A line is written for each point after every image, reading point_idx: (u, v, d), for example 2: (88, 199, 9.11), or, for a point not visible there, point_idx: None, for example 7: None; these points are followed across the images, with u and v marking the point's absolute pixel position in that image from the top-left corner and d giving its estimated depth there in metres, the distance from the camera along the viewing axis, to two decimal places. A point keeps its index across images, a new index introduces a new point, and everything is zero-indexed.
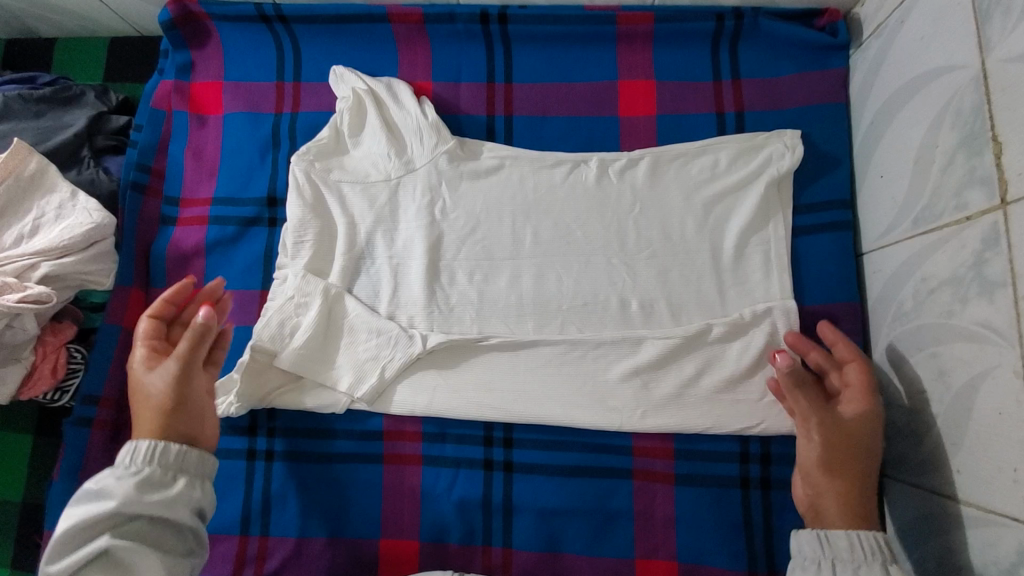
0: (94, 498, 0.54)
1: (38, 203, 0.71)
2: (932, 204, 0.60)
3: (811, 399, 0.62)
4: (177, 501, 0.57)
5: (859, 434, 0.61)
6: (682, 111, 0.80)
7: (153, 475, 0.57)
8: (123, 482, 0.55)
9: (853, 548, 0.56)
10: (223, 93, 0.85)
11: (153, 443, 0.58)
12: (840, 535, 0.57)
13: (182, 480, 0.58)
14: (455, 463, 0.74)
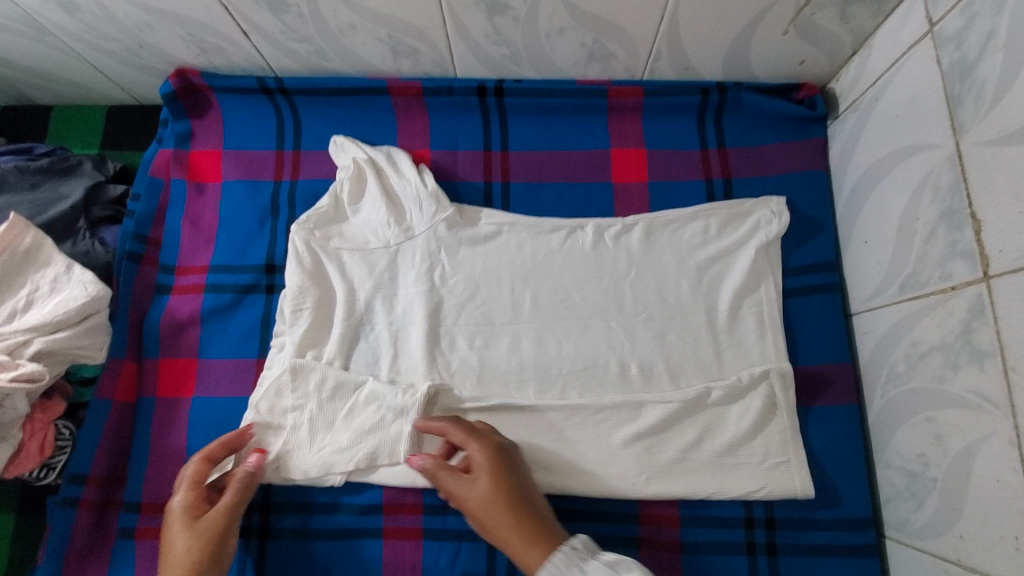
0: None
1: (32, 277, 0.70)
2: (917, 271, 0.62)
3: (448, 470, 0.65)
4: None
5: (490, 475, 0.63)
6: (672, 178, 0.83)
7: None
8: None
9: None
10: (222, 162, 0.86)
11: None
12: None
13: None
14: (458, 536, 0.72)
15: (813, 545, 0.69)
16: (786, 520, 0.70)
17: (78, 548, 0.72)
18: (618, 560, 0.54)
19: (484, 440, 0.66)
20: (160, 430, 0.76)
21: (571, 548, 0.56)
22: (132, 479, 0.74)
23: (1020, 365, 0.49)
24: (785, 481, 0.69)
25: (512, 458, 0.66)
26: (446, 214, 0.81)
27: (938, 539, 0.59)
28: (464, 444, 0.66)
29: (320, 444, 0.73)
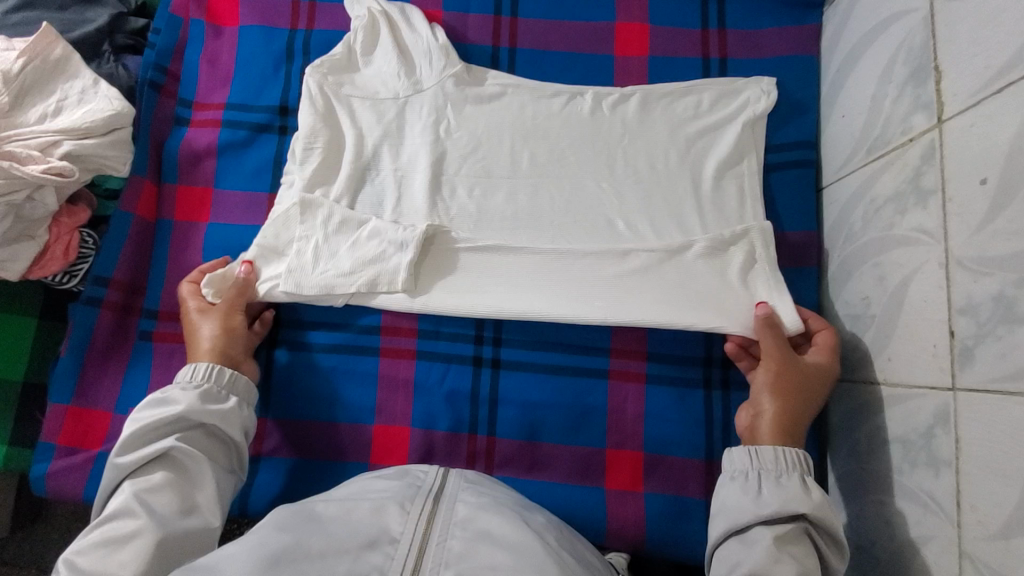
0: (159, 405, 0.66)
1: (61, 86, 0.74)
2: (884, 132, 0.68)
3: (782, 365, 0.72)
4: (229, 417, 0.69)
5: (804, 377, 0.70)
6: (672, 54, 0.87)
7: (210, 390, 0.69)
8: (188, 393, 0.67)
9: (778, 459, 0.64)
10: (240, 6, 0.88)
11: (211, 364, 0.70)
12: (767, 449, 0.65)
13: (234, 398, 0.70)
14: (447, 359, 0.80)
15: None
16: None
17: (101, 343, 0.79)
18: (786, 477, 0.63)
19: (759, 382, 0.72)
20: (177, 248, 0.82)
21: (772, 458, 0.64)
22: (152, 288, 0.81)
23: (956, 195, 0.56)
24: None
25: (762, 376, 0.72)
26: (452, 69, 0.85)
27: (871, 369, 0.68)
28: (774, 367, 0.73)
29: (324, 269, 0.79)
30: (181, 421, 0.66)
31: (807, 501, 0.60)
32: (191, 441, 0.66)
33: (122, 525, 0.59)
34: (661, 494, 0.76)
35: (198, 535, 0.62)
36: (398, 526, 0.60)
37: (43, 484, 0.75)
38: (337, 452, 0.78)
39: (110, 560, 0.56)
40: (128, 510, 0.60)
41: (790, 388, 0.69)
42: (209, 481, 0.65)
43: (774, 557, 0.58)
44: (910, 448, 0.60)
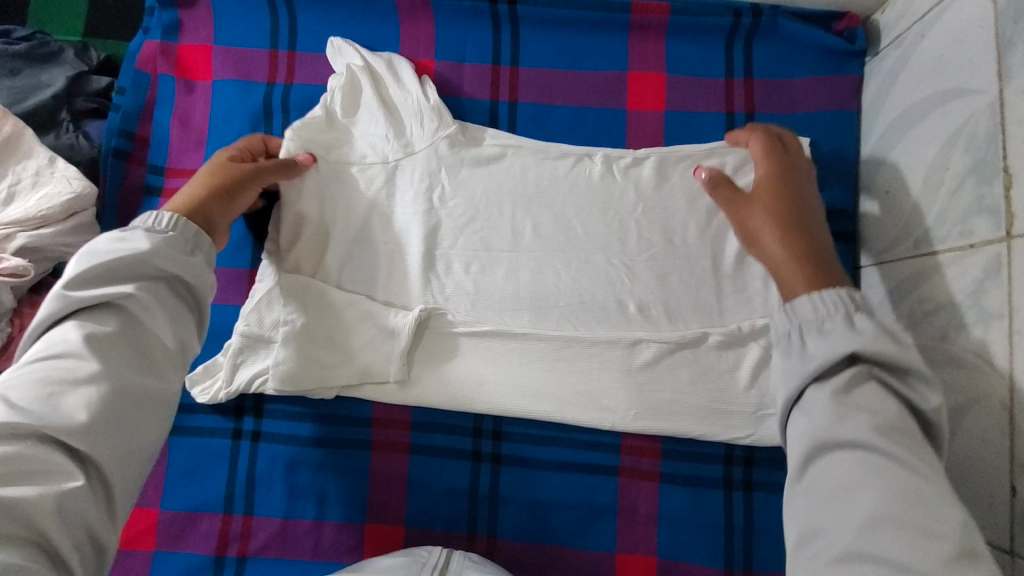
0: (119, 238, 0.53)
1: (13, 168, 0.68)
2: (938, 225, 0.59)
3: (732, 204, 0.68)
4: (196, 272, 0.57)
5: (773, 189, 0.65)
6: (691, 108, 0.78)
7: (180, 238, 0.56)
8: (153, 236, 0.54)
9: (817, 306, 0.51)
10: (213, 58, 0.80)
11: (178, 215, 0.57)
12: (802, 300, 0.52)
13: (201, 256, 0.58)
14: (444, 454, 0.74)
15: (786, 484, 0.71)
16: (765, 459, 0.71)
17: None
18: (824, 318, 0.50)
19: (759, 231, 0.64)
20: None
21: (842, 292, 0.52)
22: None
23: None
24: (773, 429, 0.70)
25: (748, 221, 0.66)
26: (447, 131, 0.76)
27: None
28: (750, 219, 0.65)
29: (313, 359, 0.73)
30: (143, 266, 0.53)
31: (857, 335, 0.47)
32: (155, 294, 0.54)
33: (71, 367, 0.48)
34: None
35: (155, 394, 0.52)
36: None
37: None
38: (328, 553, 0.73)
39: (55, 410, 0.46)
40: (80, 351, 0.49)
41: (773, 181, 0.65)
42: (170, 331, 0.54)
43: (839, 415, 0.46)
44: None
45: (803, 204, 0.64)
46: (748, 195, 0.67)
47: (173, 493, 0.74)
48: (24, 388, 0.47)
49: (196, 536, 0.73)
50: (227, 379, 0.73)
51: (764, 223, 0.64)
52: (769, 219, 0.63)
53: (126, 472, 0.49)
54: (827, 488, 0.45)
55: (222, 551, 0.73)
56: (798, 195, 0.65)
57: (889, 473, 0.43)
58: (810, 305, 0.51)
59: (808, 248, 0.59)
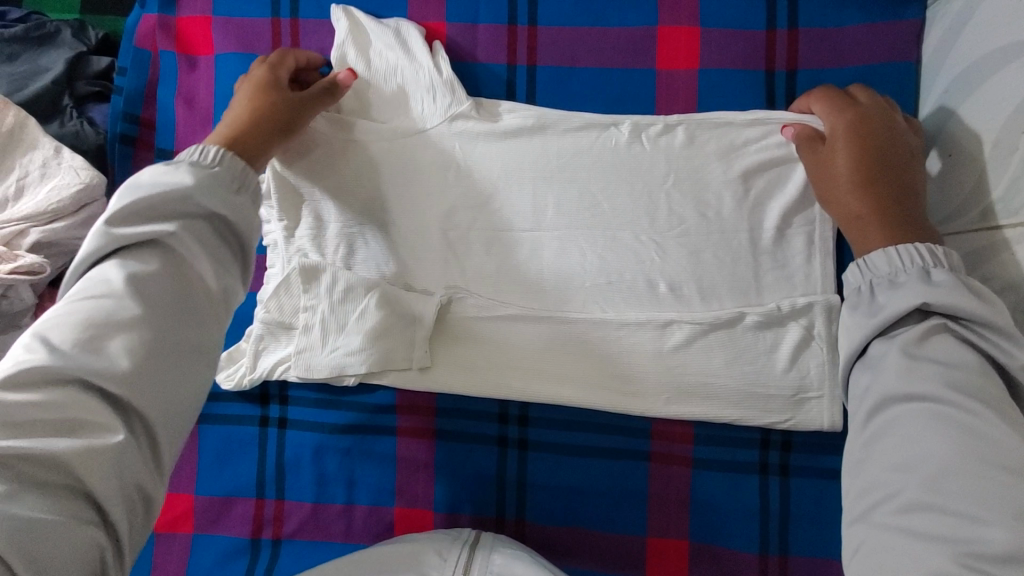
0: (160, 175, 0.51)
1: (21, 161, 0.67)
2: (1009, 197, 0.53)
3: (811, 158, 0.64)
4: (237, 212, 0.53)
5: (859, 137, 0.61)
6: (727, 67, 0.71)
7: (219, 176, 0.53)
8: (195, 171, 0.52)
9: (891, 262, 0.53)
10: (212, 30, 0.75)
11: (222, 150, 0.55)
12: (879, 256, 0.53)
13: (243, 196, 0.54)
14: (469, 440, 0.73)
15: (825, 469, 0.68)
16: (805, 443, 0.68)
17: None
18: (904, 272, 0.52)
19: (839, 183, 0.61)
20: None
21: (927, 252, 0.52)
22: None
23: None
24: (813, 414, 0.67)
25: (827, 177, 0.62)
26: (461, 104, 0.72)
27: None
28: (826, 171, 0.62)
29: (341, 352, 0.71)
30: (185, 203, 0.51)
31: (930, 290, 0.49)
32: (195, 233, 0.51)
33: (114, 309, 0.46)
34: None
35: (196, 340, 0.49)
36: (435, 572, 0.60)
37: None
38: (360, 536, 0.74)
39: (97, 354, 0.44)
40: (122, 293, 0.47)
41: (862, 134, 0.61)
42: (212, 272, 0.50)
43: (907, 367, 0.47)
44: None
45: (894, 161, 0.59)
46: (825, 150, 0.63)
47: (207, 479, 0.76)
48: (68, 324, 0.46)
49: (232, 519, 0.75)
50: (250, 365, 0.73)
51: (845, 178, 0.60)
52: (852, 174, 0.60)
53: (171, 422, 0.47)
54: (892, 437, 0.46)
55: (258, 533, 0.75)
56: (890, 146, 0.60)
57: (953, 422, 0.44)
58: (891, 257, 0.53)
59: (893, 210, 0.57)
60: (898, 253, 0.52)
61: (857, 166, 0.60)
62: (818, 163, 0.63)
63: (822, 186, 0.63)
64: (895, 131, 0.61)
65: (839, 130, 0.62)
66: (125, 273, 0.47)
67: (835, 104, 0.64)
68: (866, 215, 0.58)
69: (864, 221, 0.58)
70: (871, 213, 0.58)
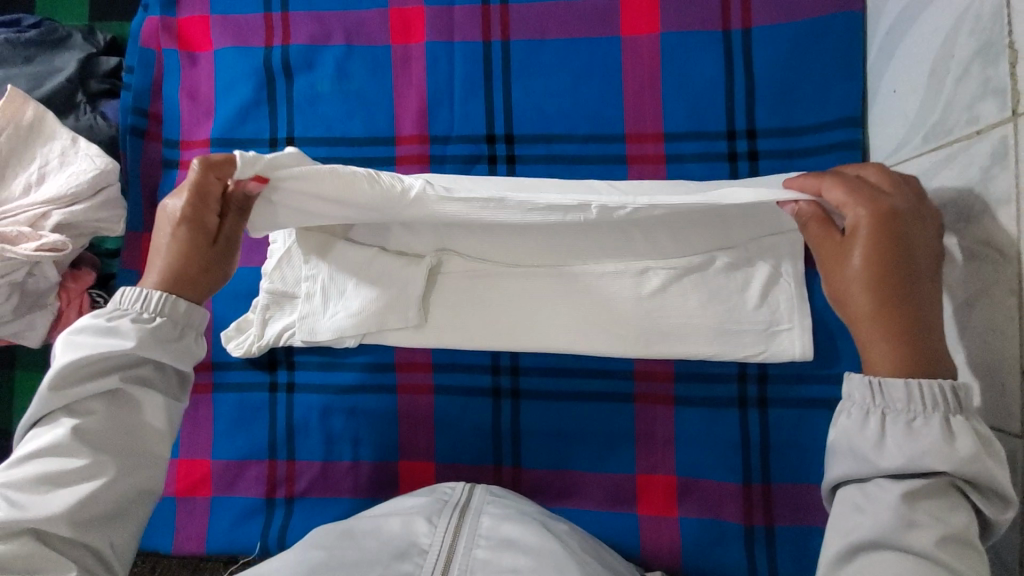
0: (104, 334, 0.55)
1: (41, 151, 0.72)
2: (945, 118, 0.57)
3: (818, 240, 0.55)
4: (182, 357, 0.59)
5: (884, 240, 0.51)
6: (686, 28, 0.76)
7: (162, 326, 0.57)
8: (137, 327, 0.56)
9: (911, 398, 0.48)
10: (211, 27, 0.82)
11: (167, 295, 0.58)
12: (897, 385, 0.48)
13: (190, 336, 0.60)
14: (466, 392, 0.77)
15: (801, 399, 0.72)
16: (780, 375, 0.72)
17: None
18: (920, 411, 0.47)
19: (847, 279, 0.52)
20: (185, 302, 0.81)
21: (947, 392, 0.47)
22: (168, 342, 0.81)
23: None
24: (785, 347, 0.70)
25: (834, 271, 0.54)
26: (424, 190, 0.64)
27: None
28: (837, 264, 0.53)
29: (336, 326, 0.75)
30: (127, 357, 0.56)
31: (947, 448, 0.45)
32: (138, 382, 0.57)
33: (67, 459, 0.53)
34: (697, 518, 0.72)
35: (149, 471, 0.56)
36: (426, 538, 0.62)
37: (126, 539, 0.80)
38: (368, 491, 0.79)
39: (49, 500, 0.51)
40: (69, 446, 0.53)
41: (891, 231, 0.51)
42: (161, 415, 0.57)
43: (904, 519, 0.45)
44: None
45: (919, 264, 0.51)
46: (838, 243, 0.54)
47: (222, 444, 0.81)
48: (19, 478, 0.51)
49: (247, 481, 0.80)
50: (258, 333, 0.78)
51: (861, 278, 0.51)
52: (870, 274, 0.51)
53: (123, 544, 0.55)
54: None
55: (272, 493, 0.80)
56: (918, 259, 0.51)
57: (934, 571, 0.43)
58: (909, 391, 0.48)
59: (911, 327, 0.50)
60: (917, 387, 0.47)
61: (878, 275, 0.51)
62: (823, 250, 0.55)
63: (830, 276, 0.54)
64: (920, 238, 0.52)
65: (866, 231, 0.52)
66: (72, 426, 0.54)
67: (862, 192, 0.53)
68: (874, 332, 0.51)
69: (871, 336, 0.51)
70: (887, 331, 0.50)
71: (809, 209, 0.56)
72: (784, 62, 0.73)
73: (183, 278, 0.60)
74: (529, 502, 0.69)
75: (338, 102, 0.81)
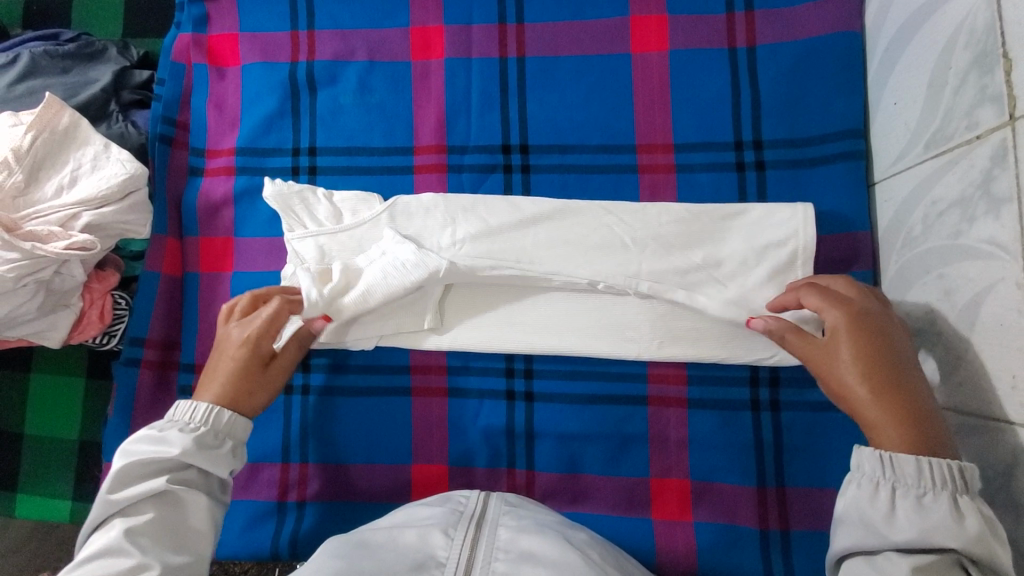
0: (155, 443, 0.60)
1: (74, 156, 0.75)
2: (945, 125, 0.60)
3: (803, 343, 0.62)
4: (223, 464, 0.63)
5: (862, 336, 0.59)
6: (695, 46, 0.80)
7: (206, 435, 0.62)
8: (184, 436, 0.61)
9: (921, 474, 0.51)
10: (239, 43, 0.86)
11: (212, 407, 0.63)
12: (908, 460, 0.51)
13: (230, 444, 0.64)
14: (479, 394, 0.78)
15: (813, 402, 0.72)
16: (791, 379, 0.73)
17: (144, 401, 0.81)
18: (932, 489, 0.50)
19: (842, 375, 0.58)
20: (204, 305, 0.82)
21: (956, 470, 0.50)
22: (186, 342, 0.82)
23: None
24: None
25: (826, 370, 0.60)
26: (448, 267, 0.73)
27: (950, 381, 0.60)
28: (825, 364, 0.60)
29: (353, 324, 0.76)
30: (175, 464, 0.60)
31: (957, 530, 0.48)
32: (183, 485, 0.60)
33: (118, 560, 0.55)
34: (712, 523, 0.72)
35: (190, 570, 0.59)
36: (443, 551, 0.60)
37: None
38: (379, 494, 0.79)
39: None
40: (121, 547, 0.56)
41: (865, 327, 0.59)
42: (203, 516, 0.61)
43: None
44: None
45: (899, 356, 0.57)
46: (823, 342, 0.61)
47: None
48: None
49: (258, 484, 0.80)
50: None
51: (852, 371, 0.58)
52: (861, 368, 0.57)
53: None
54: None
55: (283, 496, 0.79)
56: (897, 351, 0.58)
57: None
58: (919, 470, 0.51)
59: (912, 407, 0.54)
60: (926, 464, 0.51)
61: (866, 366, 0.57)
62: (809, 354, 0.62)
63: (824, 375, 0.60)
64: (898, 335, 0.59)
65: (845, 327, 0.59)
66: (124, 528, 0.57)
67: (834, 297, 0.62)
68: (878, 420, 0.55)
69: (877, 427, 0.55)
70: (893, 417, 0.54)
71: (777, 325, 0.65)
72: (788, 79, 0.77)
73: (235, 396, 0.66)
74: (543, 509, 0.69)
75: (359, 113, 0.84)
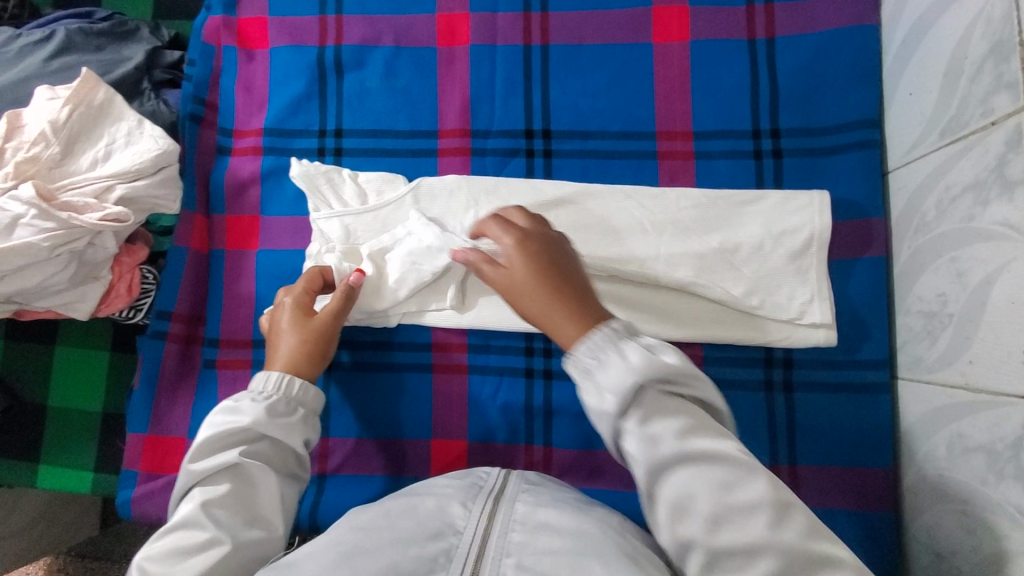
0: (230, 414, 0.62)
1: (109, 130, 0.77)
2: (960, 112, 0.62)
3: None
4: (294, 433, 0.64)
5: None
6: (715, 36, 0.82)
7: (277, 403, 0.64)
8: (257, 405, 0.63)
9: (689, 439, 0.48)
10: (268, 26, 0.88)
11: (283, 376, 0.66)
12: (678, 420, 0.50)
13: (301, 412, 0.66)
14: (499, 372, 0.80)
15: (825, 383, 0.74)
16: (804, 361, 0.75)
17: (170, 374, 0.83)
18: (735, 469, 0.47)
19: None
20: (229, 281, 0.84)
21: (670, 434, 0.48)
22: (211, 317, 0.84)
23: None
24: (810, 333, 0.73)
25: None
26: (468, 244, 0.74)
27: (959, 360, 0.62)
28: None
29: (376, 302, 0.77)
30: (248, 435, 0.62)
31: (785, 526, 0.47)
32: (255, 457, 0.62)
33: (194, 531, 0.56)
34: None
35: (263, 546, 0.59)
36: (461, 520, 0.60)
37: (129, 509, 0.80)
38: (398, 468, 0.80)
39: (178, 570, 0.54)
40: (197, 519, 0.57)
41: None
42: (274, 491, 0.62)
43: None
44: (996, 459, 0.57)
45: None
46: None
47: None
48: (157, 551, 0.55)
49: None
50: None
51: None
52: None
53: None
54: None
55: None
56: None
57: None
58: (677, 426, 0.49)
59: None
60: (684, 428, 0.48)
61: None
62: None
63: None
64: None
65: None
66: (201, 501, 0.58)
67: None
68: None
69: None
70: None
71: None
72: (805, 70, 0.79)
73: (299, 366, 0.68)
74: (563, 485, 0.70)
75: (385, 97, 0.86)
